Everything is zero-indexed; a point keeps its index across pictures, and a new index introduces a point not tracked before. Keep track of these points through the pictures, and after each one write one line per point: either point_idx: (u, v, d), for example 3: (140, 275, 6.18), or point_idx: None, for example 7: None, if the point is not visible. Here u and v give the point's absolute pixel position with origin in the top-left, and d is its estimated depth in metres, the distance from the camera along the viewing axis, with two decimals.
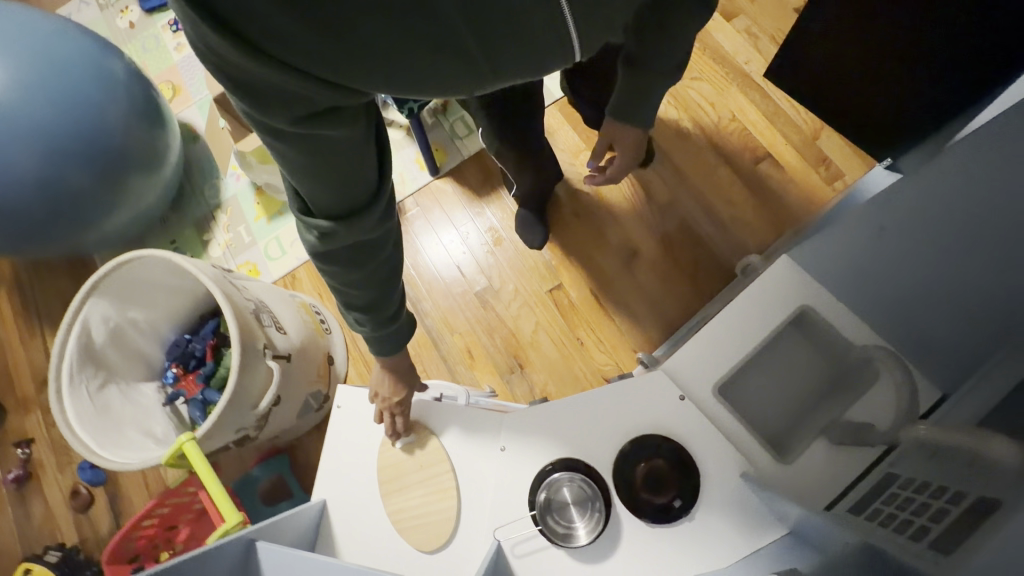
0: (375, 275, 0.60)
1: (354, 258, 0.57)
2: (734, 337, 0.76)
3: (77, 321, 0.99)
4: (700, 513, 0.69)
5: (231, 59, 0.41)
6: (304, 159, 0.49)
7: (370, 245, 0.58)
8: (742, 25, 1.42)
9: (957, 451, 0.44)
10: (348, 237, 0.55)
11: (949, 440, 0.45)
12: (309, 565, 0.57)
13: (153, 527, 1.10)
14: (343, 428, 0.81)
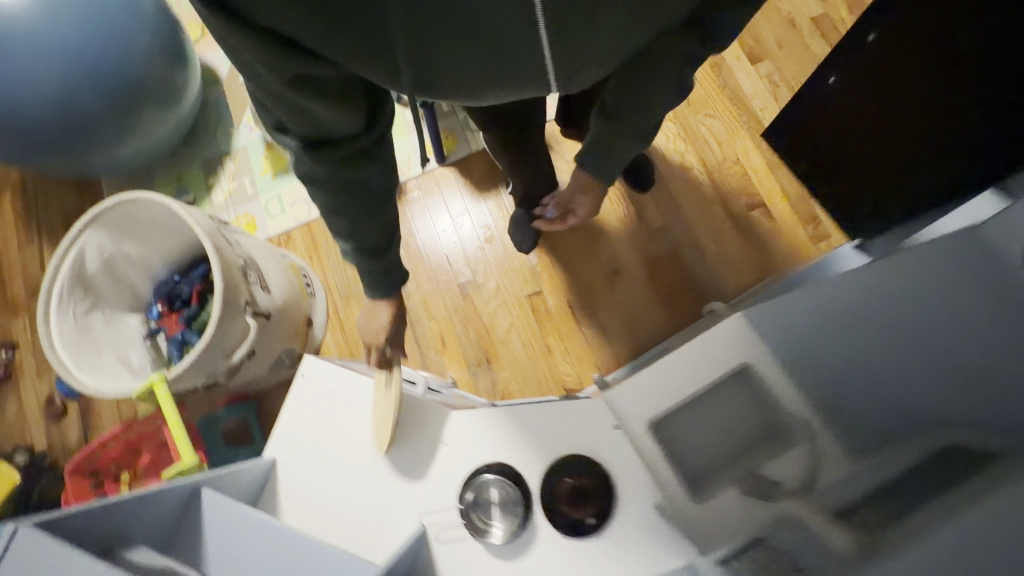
0: (360, 218, 0.66)
1: (341, 192, 0.63)
2: (676, 381, 0.81)
3: (73, 248, 1.04)
4: (609, 532, 0.76)
5: (238, 29, 0.48)
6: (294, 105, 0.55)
7: (357, 185, 0.64)
8: (765, 70, 1.45)
9: (818, 529, 0.50)
10: (337, 172, 0.62)
11: (818, 517, 0.51)
12: (242, 517, 0.64)
13: (118, 448, 1.16)
14: (302, 396, 0.87)
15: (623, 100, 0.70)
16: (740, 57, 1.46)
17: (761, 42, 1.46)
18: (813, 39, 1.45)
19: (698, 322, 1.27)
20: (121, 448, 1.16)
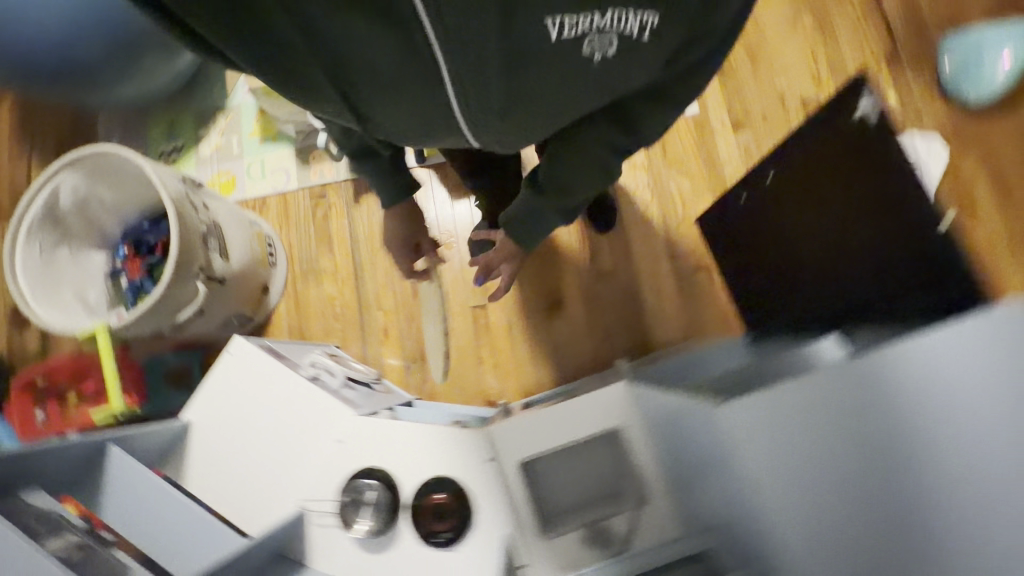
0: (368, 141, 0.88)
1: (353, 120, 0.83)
2: (552, 430, 0.88)
3: (48, 185, 1.11)
4: (461, 549, 0.85)
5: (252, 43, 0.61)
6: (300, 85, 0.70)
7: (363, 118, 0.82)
8: (744, 141, 1.50)
9: None
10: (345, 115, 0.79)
11: None
12: (139, 476, 0.75)
13: (68, 369, 1.23)
14: (224, 371, 0.95)
15: (563, 177, 0.84)
16: (723, 122, 1.51)
17: (747, 112, 1.51)
18: (796, 120, 1.50)
19: (605, 372, 1.37)
20: (70, 370, 1.23)
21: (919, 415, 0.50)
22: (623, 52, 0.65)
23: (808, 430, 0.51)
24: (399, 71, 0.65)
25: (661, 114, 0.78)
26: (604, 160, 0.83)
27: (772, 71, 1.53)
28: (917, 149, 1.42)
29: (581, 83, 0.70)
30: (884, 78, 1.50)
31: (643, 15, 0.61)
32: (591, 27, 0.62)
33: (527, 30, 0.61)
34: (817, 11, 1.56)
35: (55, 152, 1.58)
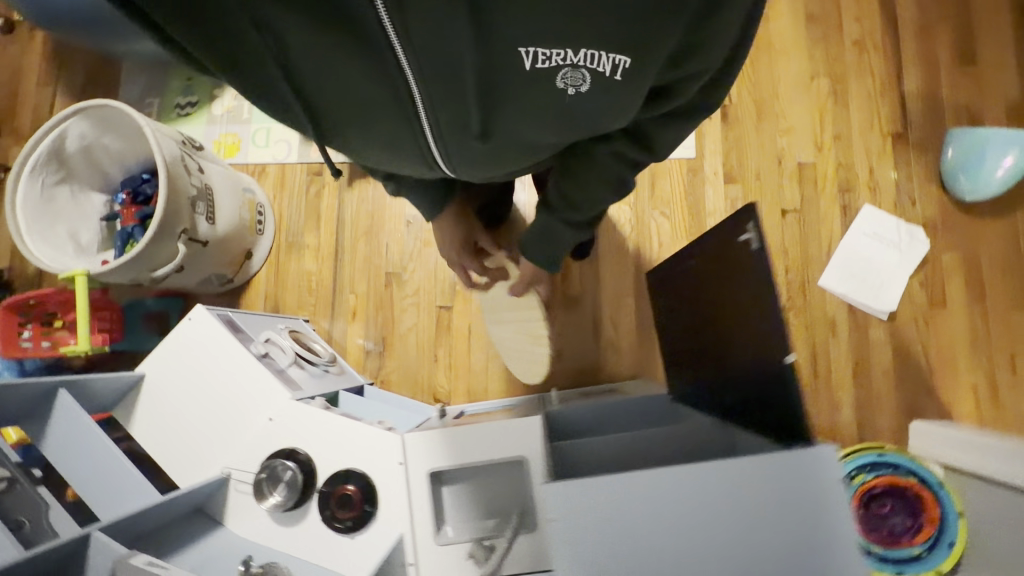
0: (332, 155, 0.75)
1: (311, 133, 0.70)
2: (464, 447, 0.96)
3: (57, 128, 1.20)
4: (359, 538, 0.93)
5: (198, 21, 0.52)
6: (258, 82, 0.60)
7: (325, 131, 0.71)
8: (732, 194, 1.51)
9: None
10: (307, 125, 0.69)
11: None
12: (83, 424, 0.85)
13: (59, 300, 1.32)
14: (181, 334, 1.03)
15: (569, 189, 0.81)
16: (717, 172, 1.52)
17: (741, 166, 1.52)
18: (788, 183, 1.51)
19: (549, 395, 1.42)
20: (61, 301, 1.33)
21: (727, 518, 0.59)
22: (607, 86, 0.58)
23: (630, 518, 0.60)
24: (371, 91, 0.60)
25: (670, 129, 0.70)
26: (618, 173, 0.76)
27: (776, 129, 1.53)
28: (899, 236, 1.45)
29: (566, 115, 0.63)
30: (884, 156, 1.50)
31: (624, 48, 0.54)
32: (567, 61, 0.55)
33: (498, 56, 0.55)
34: (833, 76, 1.55)
35: (80, 90, 1.67)
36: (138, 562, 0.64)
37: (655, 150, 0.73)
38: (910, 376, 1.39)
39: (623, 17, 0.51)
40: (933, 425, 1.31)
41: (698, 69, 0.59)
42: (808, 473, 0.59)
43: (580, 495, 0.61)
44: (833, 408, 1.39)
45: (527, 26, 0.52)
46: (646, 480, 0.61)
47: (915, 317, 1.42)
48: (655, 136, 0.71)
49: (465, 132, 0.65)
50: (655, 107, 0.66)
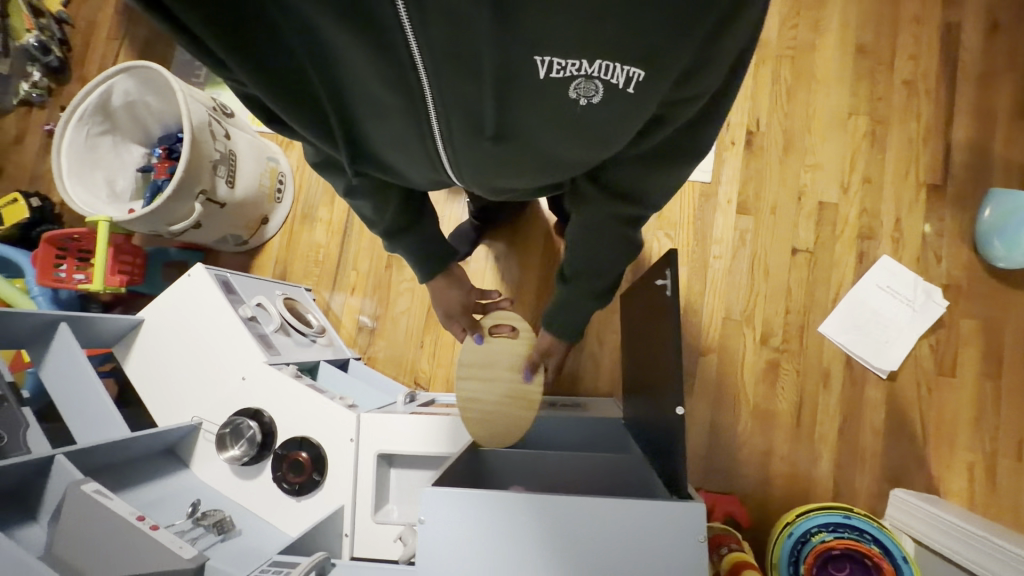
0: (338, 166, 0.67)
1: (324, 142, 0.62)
2: (413, 435, 1.00)
3: (105, 83, 1.31)
4: (303, 502, 0.99)
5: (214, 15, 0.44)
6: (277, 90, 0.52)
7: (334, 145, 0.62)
8: (743, 225, 1.46)
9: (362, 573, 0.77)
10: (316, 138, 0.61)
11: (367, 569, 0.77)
12: (77, 357, 0.96)
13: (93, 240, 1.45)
14: (179, 287, 1.10)
15: (583, 264, 0.77)
16: (731, 200, 1.47)
17: (759, 198, 1.46)
18: (805, 222, 1.44)
19: None
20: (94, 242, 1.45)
21: (630, 549, 0.68)
22: (621, 103, 0.52)
23: (561, 533, 0.69)
24: (383, 91, 0.53)
25: (663, 169, 0.63)
26: (620, 222, 0.72)
27: (802, 164, 1.47)
28: (914, 294, 1.37)
29: (583, 132, 0.56)
30: (915, 208, 1.42)
31: (639, 61, 0.47)
32: (580, 70, 0.48)
33: (521, 64, 0.48)
34: (873, 116, 1.46)
35: (142, 47, 1.80)
36: (87, 487, 0.73)
37: (644, 202, 0.69)
38: (900, 441, 1.33)
39: (639, 28, 0.45)
40: (913, 496, 1.24)
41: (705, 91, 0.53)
42: (683, 522, 0.67)
43: (503, 503, 0.70)
44: (812, 460, 1.34)
45: (545, 28, 0.45)
46: (575, 501, 0.70)
47: (917, 381, 1.34)
48: (649, 187, 0.66)
49: (482, 140, 0.58)
50: (654, 145, 0.61)
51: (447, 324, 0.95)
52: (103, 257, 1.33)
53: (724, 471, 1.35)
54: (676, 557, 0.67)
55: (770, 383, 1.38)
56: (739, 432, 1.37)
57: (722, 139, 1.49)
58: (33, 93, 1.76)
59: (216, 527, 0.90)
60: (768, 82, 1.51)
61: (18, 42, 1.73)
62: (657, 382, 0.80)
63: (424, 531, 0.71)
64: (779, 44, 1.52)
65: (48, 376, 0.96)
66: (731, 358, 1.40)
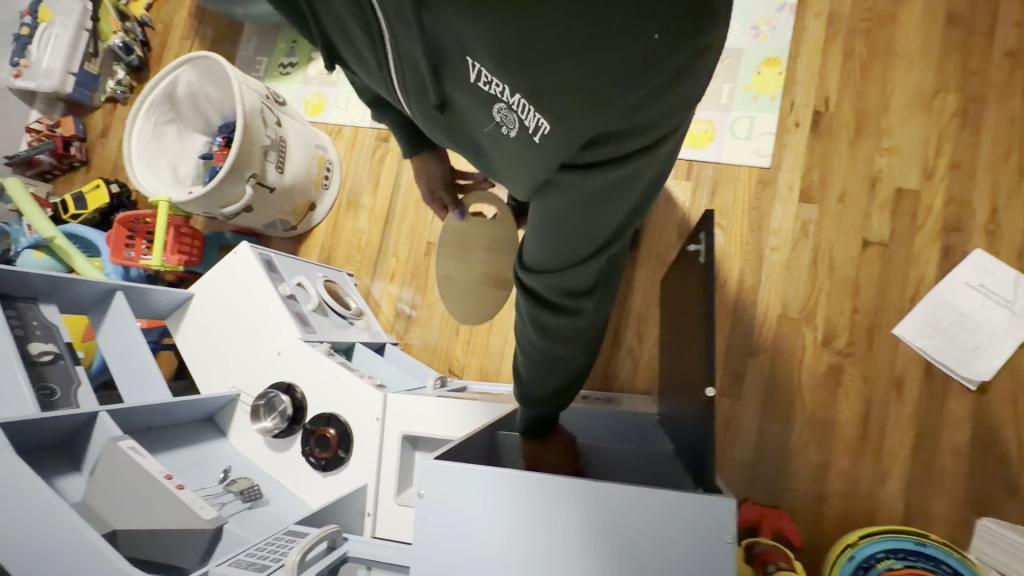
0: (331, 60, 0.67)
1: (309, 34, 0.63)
2: (439, 418, 0.98)
3: (172, 73, 1.41)
4: (329, 477, 1.00)
5: None
6: None
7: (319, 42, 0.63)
8: (805, 214, 1.33)
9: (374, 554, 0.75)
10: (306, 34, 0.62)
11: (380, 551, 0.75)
12: (131, 325, 1.03)
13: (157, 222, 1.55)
14: (225, 266, 1.14)
15: (533, 374, 0.62)
16: (792, 188, 1.34)
17: (824, 185, 1.33)
18: (879, 212, 1.29)
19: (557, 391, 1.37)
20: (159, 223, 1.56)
21: (651, 548, 0.62)
22: (536, 154, 0.43)
23: (603, 529, 0.63)
24: (353, 29, 0.52)
25: (589, 264, 0.50)
26: (555, 335, 0.56)
27: (876, 148, 1.32)
28: (1013, 294, 1.19)
29: (509, 163, 0.48)
30: (1017, 196, 1.23)
31: (554, 112, 0.38)
32: (503, 95, 0.41)
33: (449, 55, 0.42)
34: (965, 93, 1.29)
35: (210, 46, 1.92)
36: (122, 444, 0.76)
37: (580, 310, 0.54)
38: (990, 465, 1.15)
39: (560, 72, 0.36)
40: (1003, 526, 1.07)
41: (639, 169, 0.43)
42: (705, 522, 0.61)
43: (532, 497, 0.65)
44: (879, 478, 1.19)
45: (465, 38, 0.39)
46: (594, 490, 0.64)
47: (1015, 395, 1.16)
48: (572, 290, 0.53)
49: (432, 115, 0.53)
50: (579, 240, 0.48)
51: (430, 200, 1.12)
52: (164, 236, 1.42)
53: (774, 484, 1.23)
54: (704, 562, 0.61)
55: (831, 390, 1.25)
56: (793, 442, 1.24)
57: (784, 122, 1.37)
58: (118, 90, 1.92)
59: (243, 494, 0.93)
60: (839, 58, 1.37)
61: (106, 43, 1.90)
62: (688, 366, 0.73)
63: (425, 506, 0.68)
64: (853, 16, 1.38)
65: (104, 340, 1.03)
66: (786, 359, 1.28)
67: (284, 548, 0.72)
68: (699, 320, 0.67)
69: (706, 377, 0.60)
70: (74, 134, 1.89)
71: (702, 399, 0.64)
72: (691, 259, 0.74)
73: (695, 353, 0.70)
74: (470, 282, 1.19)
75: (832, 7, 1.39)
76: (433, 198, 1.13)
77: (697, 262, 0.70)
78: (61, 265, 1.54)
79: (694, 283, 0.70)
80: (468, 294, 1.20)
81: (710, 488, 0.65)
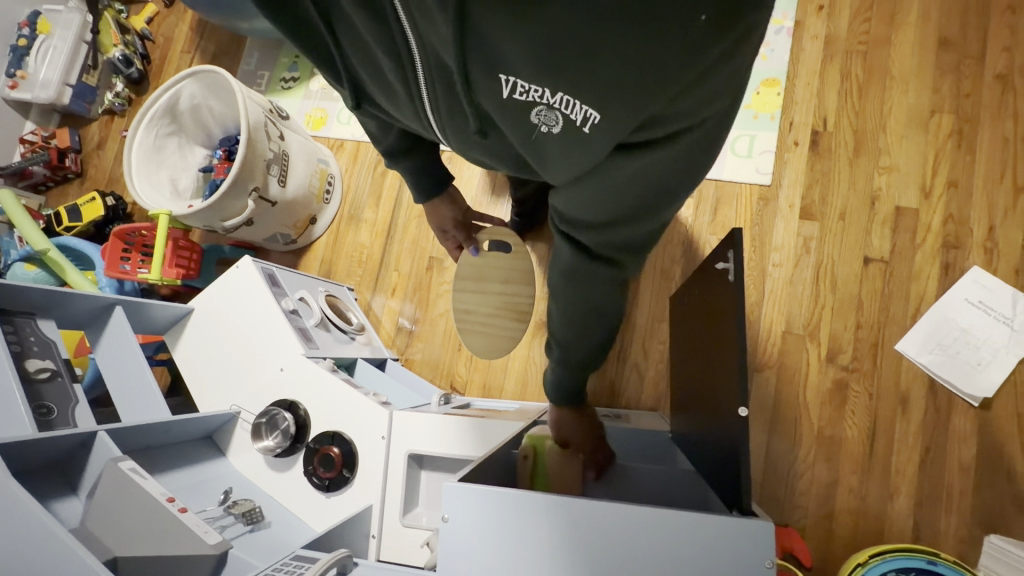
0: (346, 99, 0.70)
1: (331, 71, 0.63)
2: (446, 438, 0.95)
3: (174, 86, 1.40)
4: (332, 498, 0.98)
5: None
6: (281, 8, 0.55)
7: (336, 78, 0.64)
8: (807, 231, 1.34)
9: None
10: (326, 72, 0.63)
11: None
12: (129, 342, 1.00)
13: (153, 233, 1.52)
14: (225, 279, 1.12)
15: (573, 340, 0.69)
16: (793, 205, 1.36)
17: (826, 202, 1.35)
18: (879, 228, 1.31)
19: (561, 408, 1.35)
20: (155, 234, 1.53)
21: (683, 572, 0.61)
22: (581, 142, 0.47)
23: (602, 553, 0.62)
24: (380, 56, 0.53)
25: (634, 228, 0.56)
26: (598, 285, 0.62)
27: (875, 166, 1.34)
28: (1012, 311, 1.21)
29: (547, 162, 0.52)
30: (1012, 215, 1.26)
31: (601, 103, 0.42)
32: (542, 98, 0.44)
33: (483, 70, 0.45)
34: (960, 114, 1.33)
35: (210, 60, 1.91)
36: (122, 465, 0.74)
37: (624, 263, 0.61)
38: (995, 480, 1.15)
39: (606, 65, 0.39)
40: (1012, 544, 1.07)
41: (676, 150, 0.47)
42: (732, 544, 0.60)
43: (550, 517, 0.64)
44: (886, 494, 1.19)
45: (508, 48, 0.41)
46: (614, 514, 0.63)
47: (1019, 410, 1.17)
48: (614, 248, 0.58)
49: (466, 127, 0.56)
50: (621, 210, 0.53)
51: (443, 238, 1.13)
52: (162, 249, 1.40)
53: (781, 501, 1.22)
54: None
55: (837, 405, 1.25)
56: (800, 459, 1.23)
57: (785, 140, 1.39)
58: (116, 102, 1.90)
59: (245, 517, 0.90)
60: (836, 79, 1.40)
61: (107, 56, 1.89)
62: (715, 384, 0.74)
63: (448, 530, 0.67)
64: (849, 39, 1.41)
65: (102, 357, 1.01)
66: (791, 376, 1.28)
67: (293, 573, 0.69)
68: (727, 337, 0.69)
69: (741, 398, 0.62)
70: (69, 146, 1.86)
71: (735, 416, 0.65)
72: (716, 275, 0.75)
73: (722, 369, 0.71)
74: (487, 315, 1.16)
75: (829, 30, 1.43)
76: (447, 237, 1.13)
77: (723, 273, 0.70)
78: (53, 278, 1.51)
79: (720, 298, 0.72)
80: (485, 326, 1.16)
81: (742, 509, 0.65)
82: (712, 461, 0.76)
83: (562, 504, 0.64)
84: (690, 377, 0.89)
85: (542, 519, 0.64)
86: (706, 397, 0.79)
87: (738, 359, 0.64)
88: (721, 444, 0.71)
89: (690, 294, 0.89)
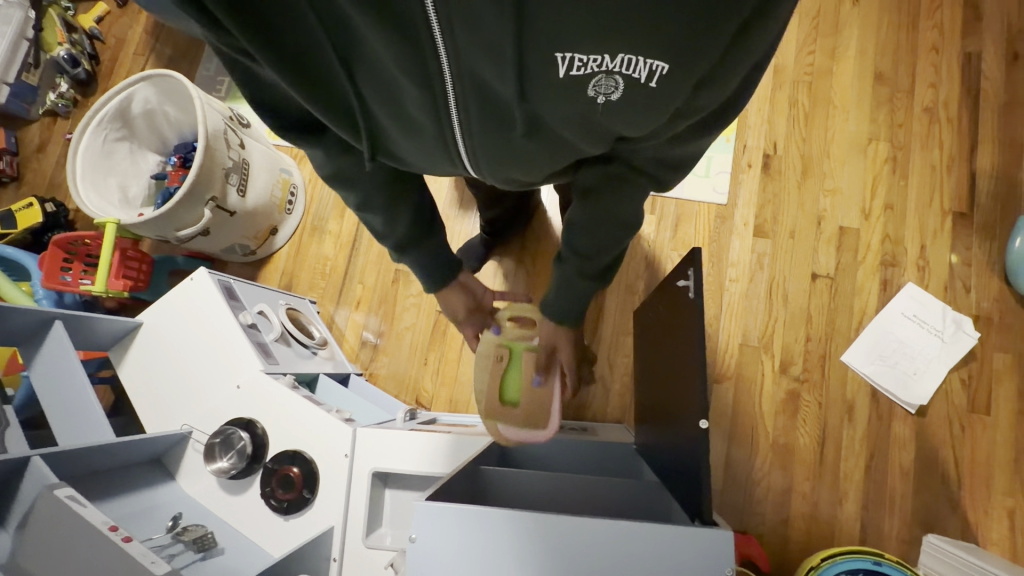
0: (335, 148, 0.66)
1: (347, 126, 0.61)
2: (413, 455, 0.94)
3: (125, 90, 1.33)
4: (291, 521, 0.94)
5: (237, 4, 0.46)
6: (293, 75, 0.52)
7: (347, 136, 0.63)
8: (760, 247, 1.41)
9: None
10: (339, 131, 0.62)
11: None
12: (69, 359, 0.93)
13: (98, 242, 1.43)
14: (177, 291, 1.07)
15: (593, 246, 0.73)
16: (747, 223, 1.43)
17: (778, 220, 1.42)
18: (825, 247, 1.40)
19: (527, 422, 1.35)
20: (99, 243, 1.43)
21: None
22: (646, 94, 0.51)
23: (565, 564, 0.63)
24: (404, 87, 0.54)
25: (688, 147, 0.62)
26: (622, 215, 0.71)
27: (821, 189, 1.43)
28: (942, 324, 1.31)
29: (612, 122, 0.56)
30: (940, 236, 1.37)
31: (665, 55, 0.47)
32: (602, 66, 0.48)
33: (539, 56, 0.48)
34: (894, 142, 1.44)
35: (166, 63, 1.85)
36: (59, 493, 0.68)
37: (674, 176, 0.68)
38: (934, 484, 1.23)
39: (669, 20, 0.44)
40: (947, 542, 1.13)
41: (726, 85, 0.52)
42: (691, 553, 0.62)
43: (514, 532, 0.64)
44: (836, 499, 1.25)
45: (570, 26, 0.45)
46: (580, 528, 0.64)
47: (950, 417, 1.27)
48: (665, 167, 0.66)
49: (507, 129, 0.58)
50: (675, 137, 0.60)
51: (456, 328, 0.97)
52: (108, 260, 1.32)
53: (741, 509, 1.26)
54: None
55: (790, 415, 1.31)
56: (757, 467, 1.28)
57: (739, 161, 1.47)
58: (60, 103, 1.80)
59: (196, 544, 0.86)
60: (785, 106, 1.50)
61: (51, 54, 1.79)
62: (677, 393, 0.77)
63: (414, 551, 0.65)
64: (796, 69, 1.51)
65: (37, 376, 0.94)
66: (748, 386, 1.33)
67: None
68: (687, 352, 0.71)
69: (701, 411, 0.65)
70: (5, 148, 1.74)
71: (694, 427, 0.68)
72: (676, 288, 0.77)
73: (684, 380, 0.73)
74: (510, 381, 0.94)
75: (778, 60, 1.53)
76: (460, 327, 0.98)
77: (683, 285, 0.73)
78: None
79: (680, 310, 0.75)
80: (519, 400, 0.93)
81: (703, 519, 0.67)
82: (675, 472, 0.78)
83: (526, 519, 0.65)
84: (653, 388, 0.92)
85: (508, 536, 0.64)
86: (668, 408, 0.81)
87: (700, 374, 0.66)
88: (683, 455, 0.73)
89: (653, 308, 0.92)
